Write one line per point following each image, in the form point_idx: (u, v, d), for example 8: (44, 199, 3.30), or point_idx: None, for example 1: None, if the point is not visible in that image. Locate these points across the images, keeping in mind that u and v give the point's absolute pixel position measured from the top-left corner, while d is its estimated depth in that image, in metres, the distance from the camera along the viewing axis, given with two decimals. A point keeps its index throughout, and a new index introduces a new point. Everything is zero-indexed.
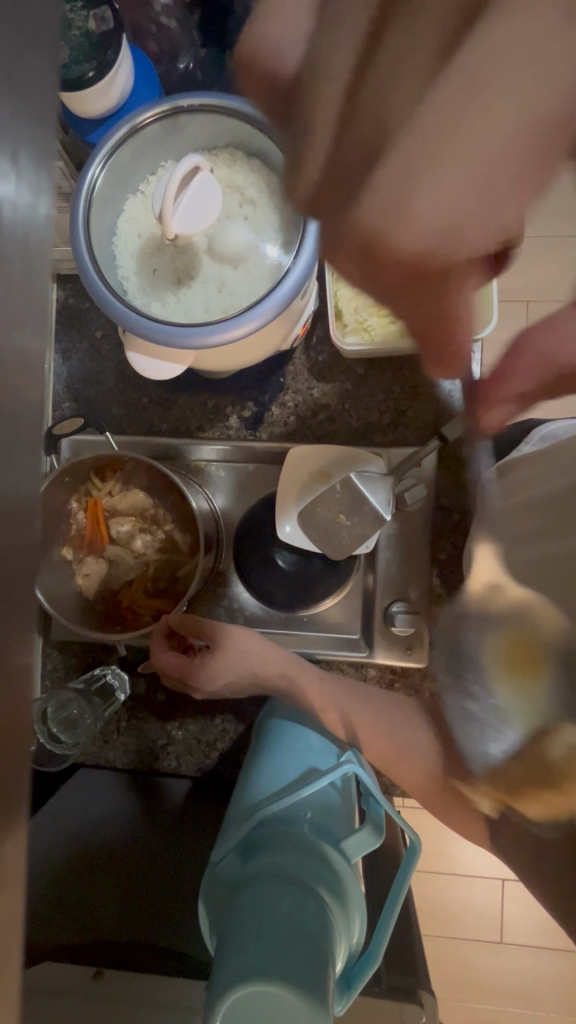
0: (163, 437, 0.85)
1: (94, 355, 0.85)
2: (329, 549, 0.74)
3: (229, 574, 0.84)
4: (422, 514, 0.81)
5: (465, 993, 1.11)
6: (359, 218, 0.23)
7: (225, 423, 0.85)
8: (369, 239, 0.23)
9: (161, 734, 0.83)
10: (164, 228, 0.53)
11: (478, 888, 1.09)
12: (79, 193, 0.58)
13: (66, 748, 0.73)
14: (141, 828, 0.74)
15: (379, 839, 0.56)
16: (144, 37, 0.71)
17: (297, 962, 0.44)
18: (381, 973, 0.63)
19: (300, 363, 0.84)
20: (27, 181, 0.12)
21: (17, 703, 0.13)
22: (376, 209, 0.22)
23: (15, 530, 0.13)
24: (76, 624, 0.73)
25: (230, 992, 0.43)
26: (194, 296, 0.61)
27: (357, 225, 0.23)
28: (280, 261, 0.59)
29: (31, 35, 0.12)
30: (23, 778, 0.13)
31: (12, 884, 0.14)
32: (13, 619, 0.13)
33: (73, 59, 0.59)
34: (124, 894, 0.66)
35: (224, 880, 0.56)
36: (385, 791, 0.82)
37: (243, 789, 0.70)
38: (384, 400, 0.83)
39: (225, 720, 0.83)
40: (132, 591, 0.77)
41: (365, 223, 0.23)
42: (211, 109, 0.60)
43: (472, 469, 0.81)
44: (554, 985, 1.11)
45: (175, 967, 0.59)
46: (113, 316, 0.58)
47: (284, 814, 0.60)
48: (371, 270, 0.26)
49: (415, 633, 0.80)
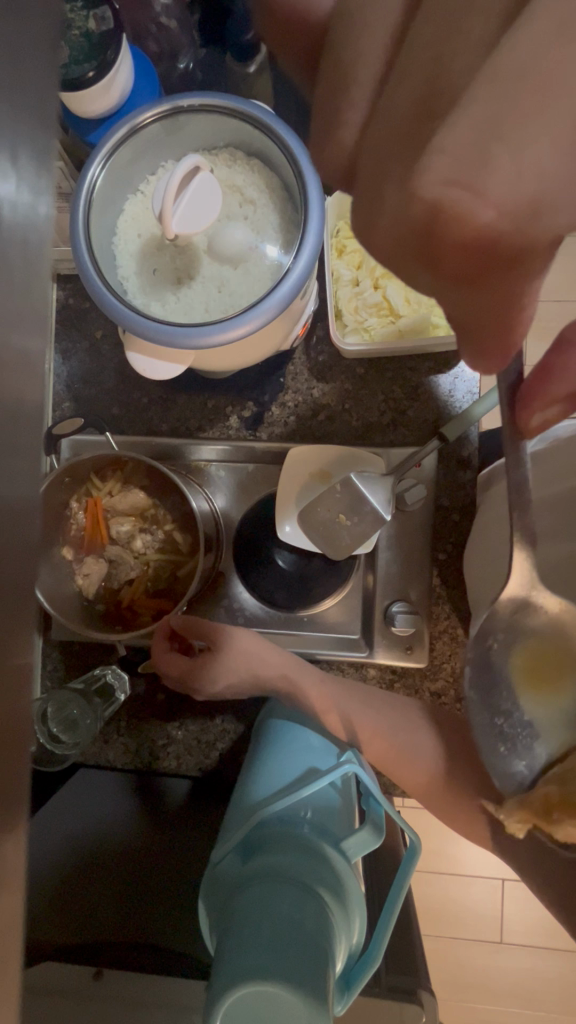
0: (162, 437, 0.85)
1: (94, 355, 0.85)
2: (330, 549, 0.75)
3: (229, 574, 0.84)
4: (422, 514, 0.81)
5: (465, 993, 1.12)
6: (420, 190, 0.21)
7: (225, 423, 0.85)
8: (430, 219, 0.22)
9: (161, 734, 0.83)
10: (164, 228, 0.53)
11: (477, 889, 1.09)
12: (79, 194, 0.58)
13: (65, 748, 0.74)
14: (142, 828, 0.74)
15: (380, 839, 0.56)
16: (144, 38, 0.70)
17: (295, 962, 0.44)
18: (381, 974, 0.63)
19: (300, 363, 0.84)
20: (27, 182, 0.13)
21: (16, 701, 0.13)
22: (443, 178, 0.21)
23: (15, 527, 0.13)
24: (77, 625, 0.73)
25: (229, 993, 0.43)
26: (194, 296, 0.61)
27: (418, 201, 0.22)
28: (280, 261, 0.60)
29: (35, 35, 0.12)
30: (21, 775, 0.13)
31: (12, 885, 0.14)
32: (13, 617, 0.13)
33: (73, 59, 0.60)
34: (125, 894, 0.66)
35: (225, 879, 0.56)
36: (385, 791, 0.82)
37: (243, 788, 0.70)
38: (383, 400, 0.83)
39: (225, 720, 0.83)
40: (133, 590, 0.77)
41: (427, 196, 0.21)
42: (211, 109, 0.60)
43: (472, 469, 0.81)
44: (553, 985, 1.11)
45: (175, 967, 0.59)
46: (113, 316, 0.58)
47: (284, 814, 0.60)
48: (423, 260, 0.24)
49: (415, 633, 0.79)
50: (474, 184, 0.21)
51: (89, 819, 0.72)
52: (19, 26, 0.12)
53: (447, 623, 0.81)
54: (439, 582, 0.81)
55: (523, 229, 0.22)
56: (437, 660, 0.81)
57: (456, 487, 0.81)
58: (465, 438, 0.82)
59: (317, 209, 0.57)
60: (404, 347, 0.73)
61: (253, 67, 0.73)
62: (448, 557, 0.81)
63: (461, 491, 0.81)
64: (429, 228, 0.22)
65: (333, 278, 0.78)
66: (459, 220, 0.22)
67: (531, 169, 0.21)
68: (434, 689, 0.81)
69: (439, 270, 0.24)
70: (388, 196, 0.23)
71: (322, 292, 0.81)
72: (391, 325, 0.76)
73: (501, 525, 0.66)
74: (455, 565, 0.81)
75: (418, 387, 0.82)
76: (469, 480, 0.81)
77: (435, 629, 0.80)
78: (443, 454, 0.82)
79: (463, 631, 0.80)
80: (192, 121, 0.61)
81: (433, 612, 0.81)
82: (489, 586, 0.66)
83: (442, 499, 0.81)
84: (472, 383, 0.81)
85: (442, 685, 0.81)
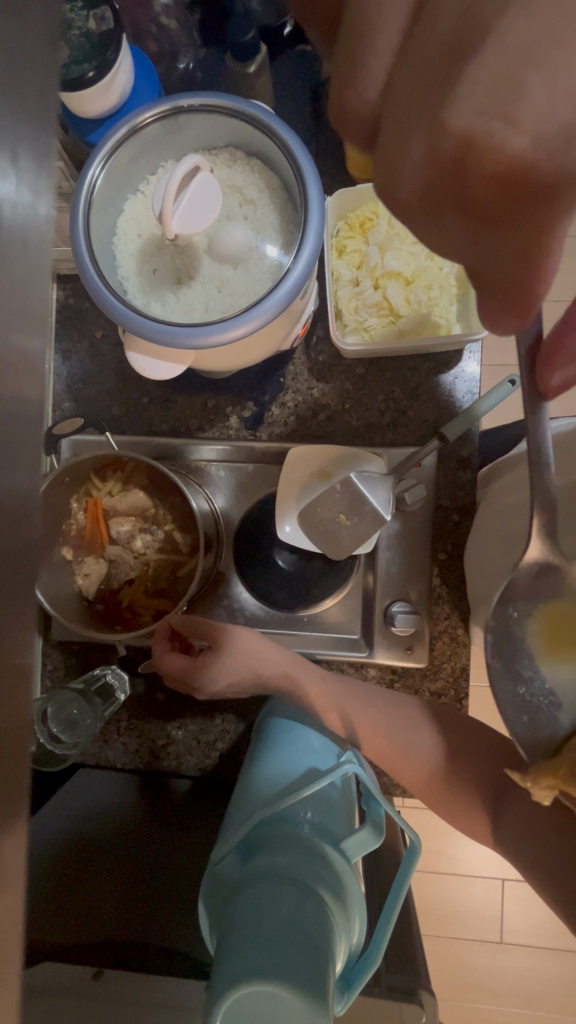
0: (162, 437, 0.85)
1: (95, 355, 0.85)
2: (330, 549, 0.75)
3: (229, 574, 0.84)
4: (422, 514, 0.81)
5: (466, 993, 1.12)
6: (450, 124, 0.22)
7: (225, 423, 0.85)
8: (460, 154, 0.23)
9: (161, 734, 0.83)
10: (164, 228, 0.53)
11: (477, 889, 1.09)
12: (79, 194, 0.58)
13: (66, 748, 0.74)
14: (143, 828, 0.74)
15: (379, 839, 0.56)
16: (144, 38, 0.71)
17: (293, 962, 0.44)
18: (381, 974, 0.63)
19: (300, 363, 0.84)
20: (27, 182, 0.13)
21: (18, 701, 0.13)
22: (471, 110, 0.22)
23: (15, 528, 0.13)
24: (77, 625, 0.73)
25: (231, 993, 0.42)
26: (194, 297, 0.61)
27: (450, 134, 0.23)
28: (280, 261, 0.60)
29: (37, 32, 0.12)
30: (22, 777, 0.13)
31: (11, 884, 0.14)
32: (15, 615, 0.13)
33: (73, 59, 0.60)
34: (125, 889, 0.66)
35: (224, 880, 0.56)
36: (385, 791, 0.82)
37: (243, 788, 0.70)
38: (384, 400, 0.83)
39: (225, 719, 0.83)
40: (132, 590, 0.77)
41: (458, 130, 0.22)
42: (211, 109, 0.60)
43: (472, 469, 0.81)
44: (554, 985, 1.11)
45: (176, 968, 0.59)
46: (113, 316, 0.58)
47: (283, 815, 0.60)
48: (454, 194, 0.25)
49: (415, 633, 0.79)
50: (506, 115, 0.21)
51: (88, 819, 0.72)
52: (20, 22, 0.12)
53: (447, 623, 0.81)
54: (440, 582, 0.81)
55: (557, 158, 0.22)
56: (436, 660, 0.81)
57: (456, 487, 0.81)
58: (466, 437, 0.82)
59: (317, 209, 0.57)
60: (403, 347, 0.73)
61: (253, 66, 0.71)
62: (448, 557, 0.81)
63: (461, 490, 0.81)
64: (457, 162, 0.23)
65: (333, 278, 0.78)
66: (492, 152, 0.23)
67: (569, 101, 0.21)
68: (433, 688, 0.81)
69: (471, 200, 0.25)
70: (418, 133, 0.24)
71: (323, 292, 0.81)
72: (391, 326, 0.76)
73: (503, 524, 0.66)
74: (455, 566, 0.81)
75: (419, 387, 0.82)
76: (469, 479, 0.81)
77: (435, 629, 0.81)
78: (444, 454, 0.81)
79: (463, 631, 0.80)
80: (190, 123, 0.61)
81: (433, 612, 0.81)
82: (492, 586, 0.66)
83: (442, 499, 0.81)
84: (472, 383, 0.81)
85: (442, 685, 0.81)
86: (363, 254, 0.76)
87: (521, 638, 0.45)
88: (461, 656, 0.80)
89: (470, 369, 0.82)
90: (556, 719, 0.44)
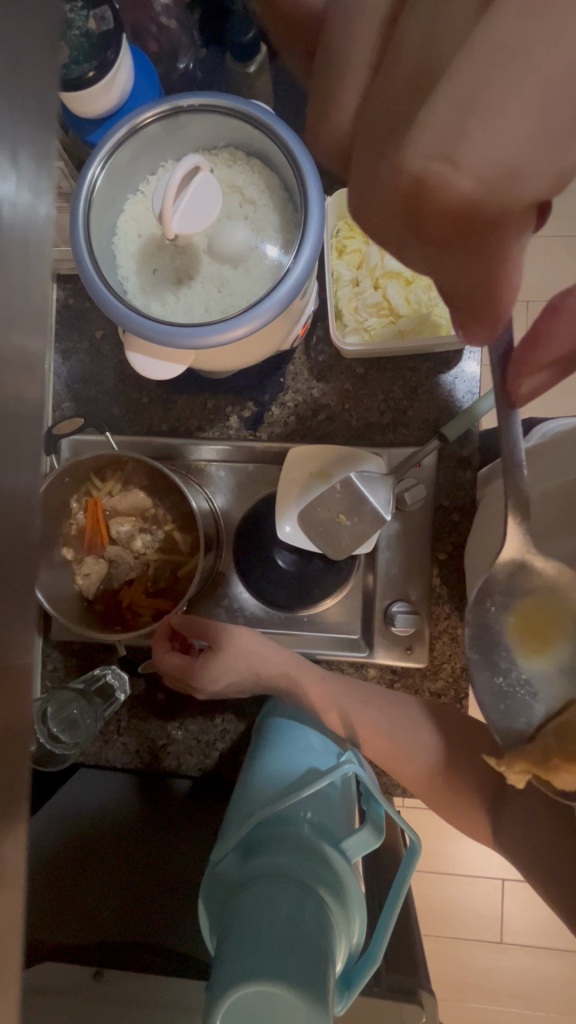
0: (163, 437, 0.85)
1: (95, 355, 0.85)
2: (330, 549, 0.75)
3: (229, 574, 0.84)
4: (422, 514, 0.81)
5: (465, 993, 1.12)
6: (406, 164, 0.23)
7: (225, 423, 0.85)
8: (414, 190, 0.24)
9: (161, 733, 0.84)
10: (164, 229, 0.54)
11: (478, 888, 1.09)
12: (79, 194, 0.58)
13: (65, 748, 0.73)
14: (142, 828, 0.74)
15: (380, 839, 0.56)
16: (144, 38, 0.71)
17: (294, 963, 0.44)
18: (381, 973, 0.63)
19: (300, 363, 0.84)
20: (27, 182, 0.13)
21: (18, 700, 0.13)
22: (422, 153, 0.23)
23: (17, 527, 0.13)
24: (77, 625, 0.72)
25: (231, 994, 0.43)
26: (194, 297, 0.61)
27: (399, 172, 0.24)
28: (280, 261, 0.60)
29: (35, 32, 0.12)
30: (22, 777, 0.13)
31: (11, 884, 0.14)
32: (15, 613, 0.13)
33: (73, 59, 0.60)
34: (125, 888, 0.66)
35: (224, 880, 0.55)
36: (385, 790, 0.82)
37: (244, 788, 0.70)
38: (384, 400, 0.83)
39: (226, 719, 0.84)
40: (132, 590, 0.77)
41: (413, 170, 0.23)
42: (212, 109, 0.60)
43: (472, 469, 0.81)
44: (554, 985, 1.11)
45: (174, 966, 0.59)
46: (113, 316, 0.58)
47: (283, 815, 0.60)
48: (410, 224, 0.26)
49: (415, 632, 0.79)
50: (451, 156, 0.22)
51: (87, 819, 0.72)
52: (20, 21, 0.12)
53: (448, 623, 0.81)
54: (440, 582, 0.81)
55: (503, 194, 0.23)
56: (437, 660, 0.81)
57: (456, 487, 0.81)
58: (466, 437, 0.82)
59: (317, 209, 0.57)
60: (404, 348, 0.73)
61: (253, 67, 0.71)
62: (449, 557, 0.81)
63: (462, 491, 0.81)
64: (412, 196, 0.25)
65: (333, 278, 0.78)
66: (442, 190, 0.24)
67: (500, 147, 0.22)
68: (433, 688, 0.81)
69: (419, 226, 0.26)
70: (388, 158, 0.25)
71: (323, 292, 0.81)
72: (391, 326, 0.76)
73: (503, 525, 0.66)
74: (455, 566, 0.81)
75: (418, 387, 0.83)
76: (469, 479, 0.81)
77: (435, 629, 0.81)
78: (444, 455, 0.82)
79: (463, 631, 0.80)
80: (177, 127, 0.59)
81: (433, 612, 0.81)
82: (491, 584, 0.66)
83: (442, 499, 0.81)
84: (472, 383, 0.81)
85: (442, 685, 0.81)
86: (363, 254, 0.76)
87: (497, 633, 0.45)
88: (460, 656, 0.80)
89: (470, 369, 0.82)
90: (535, 709, 0.45)
